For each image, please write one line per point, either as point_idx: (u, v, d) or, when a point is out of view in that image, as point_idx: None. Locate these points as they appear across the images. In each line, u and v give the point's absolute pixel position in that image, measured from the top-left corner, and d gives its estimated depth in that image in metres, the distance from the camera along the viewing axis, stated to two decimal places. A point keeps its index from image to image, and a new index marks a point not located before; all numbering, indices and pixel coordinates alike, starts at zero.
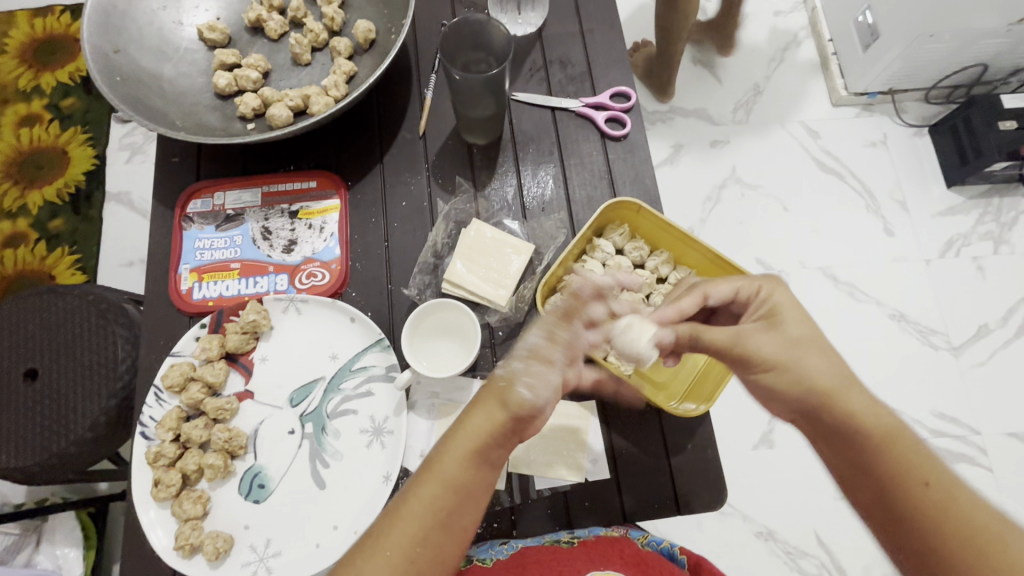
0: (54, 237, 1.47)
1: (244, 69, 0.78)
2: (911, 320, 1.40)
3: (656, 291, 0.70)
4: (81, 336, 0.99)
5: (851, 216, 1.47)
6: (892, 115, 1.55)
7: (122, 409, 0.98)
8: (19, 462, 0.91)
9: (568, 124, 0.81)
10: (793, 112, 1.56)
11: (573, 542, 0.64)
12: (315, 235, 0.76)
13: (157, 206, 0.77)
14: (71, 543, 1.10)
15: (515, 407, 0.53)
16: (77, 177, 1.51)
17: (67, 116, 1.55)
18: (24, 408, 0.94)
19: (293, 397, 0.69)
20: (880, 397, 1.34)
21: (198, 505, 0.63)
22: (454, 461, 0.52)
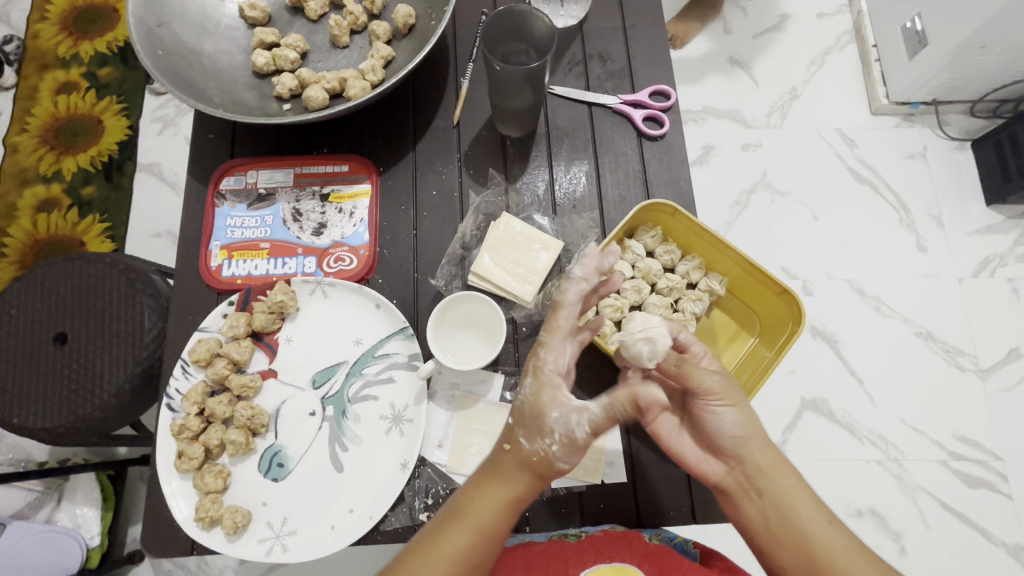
0: (85, 204, 1.50)
1: (283, 49, 0.78)
2: (938, 339, 1.36)
3: (685, 297, 0.69)
4: (110, 304, 1.01)
5: (883, 229, 1.43)
6: (933, 127, 1.50)
7: (146, 379, 1.00)
8: (48, 423, 0.95)
9: (604, 121, 0.79)
10: (831, 119, 1.52)
11: (580, 537, 0.63)
12: (345, 220, 0.76)
13: (191, 181, 0.78)
14: (90, 503, 1.14)
15: (534, 467, 0.56)
16: (110, 147, 1.54)
17: (104, 85, 1.57)
18: (55, 370, 0.97)
19: (316, 378, 0.69)
20: (899, 416, 1.32)
21: (219, 479, 0.64)
22: (490, 510, 0.56)
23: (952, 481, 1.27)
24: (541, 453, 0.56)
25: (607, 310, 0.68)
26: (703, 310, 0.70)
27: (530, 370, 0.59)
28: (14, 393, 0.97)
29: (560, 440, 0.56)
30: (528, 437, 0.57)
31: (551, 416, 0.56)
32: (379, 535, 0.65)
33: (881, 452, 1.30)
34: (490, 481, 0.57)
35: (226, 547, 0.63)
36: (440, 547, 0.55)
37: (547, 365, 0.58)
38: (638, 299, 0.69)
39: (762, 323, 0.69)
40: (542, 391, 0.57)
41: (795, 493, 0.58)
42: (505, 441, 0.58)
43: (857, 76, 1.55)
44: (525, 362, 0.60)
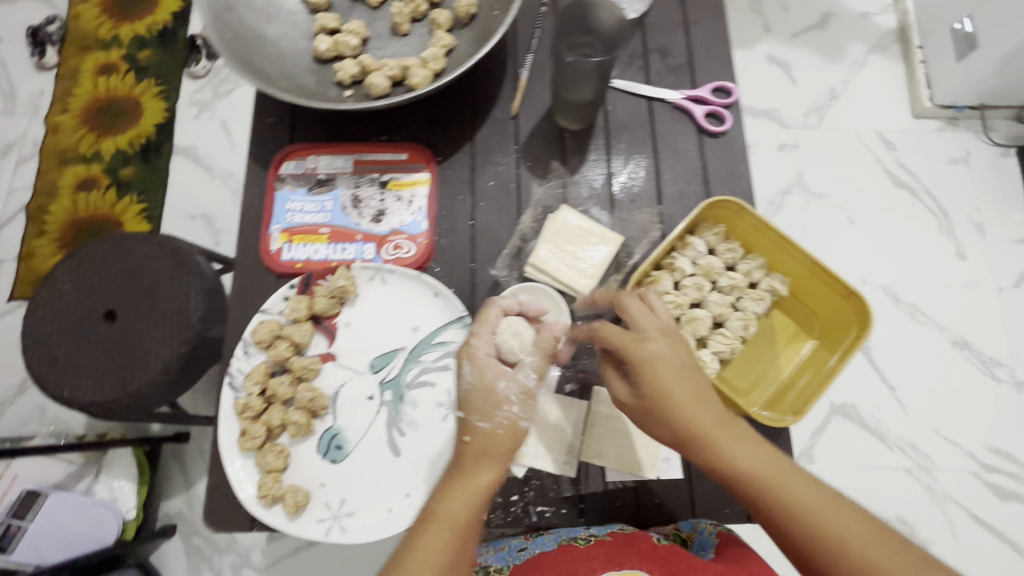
0: (123, 184, 1.52)
1: (345, 36, 0.79)
2: (974, 349, 1.34)
3: (746, 296, 0.68)
4: (158, 284, 1.02)
5: (921, 235, 1.41)
6: (978, 132, 1.46)
7: (191, 356, 1.02)
8: (99, 397, 0.97)
9: (664, 116, 0.79)
10: (872, 121, 1.48)
11: (589, 540, 0.61)
12: (403, 207, 0.76)
13: (252, 164, 0.78)
14: (127, 477, 1.17)
15: (498, 448, 0.54)
16: (147, 129, 1.55)
17: (143, 68, 1.59)
18: (105, 345, 0.99)
19: (375, 362, 0.70)
20: (932, 425, 1.30)
21: (280, 458, 0.65)
22: (464, 504, 0.51)
23: (983, 493, 1.26)
24: (506, 423, 0.55)
25: (667, 306, 0.68)
26: (763, 310, 0.69)
27: (464, 358, 0.59)
28: (66, 367, 0.99)
29: (518, 400, 0.56)
30: (483, 416, 0.56)
31: (501, 385, 0.57)
32: None
33: (912, 461, 1.28)
34: (457, 479, 0.53)
35: (287, 525, 0.64)
36: (418, 557, 0.48)
37: (480, 348, 0.59)
38: (698, 296, 0.68)
39: (821, 325, 0.68)
40: (485, 370, 0.58)
41: (783, 478, 0.49)
42: (464, 435, 0.55)
43: (901, 78, 1.51)
44: (458, 354, 0.60)
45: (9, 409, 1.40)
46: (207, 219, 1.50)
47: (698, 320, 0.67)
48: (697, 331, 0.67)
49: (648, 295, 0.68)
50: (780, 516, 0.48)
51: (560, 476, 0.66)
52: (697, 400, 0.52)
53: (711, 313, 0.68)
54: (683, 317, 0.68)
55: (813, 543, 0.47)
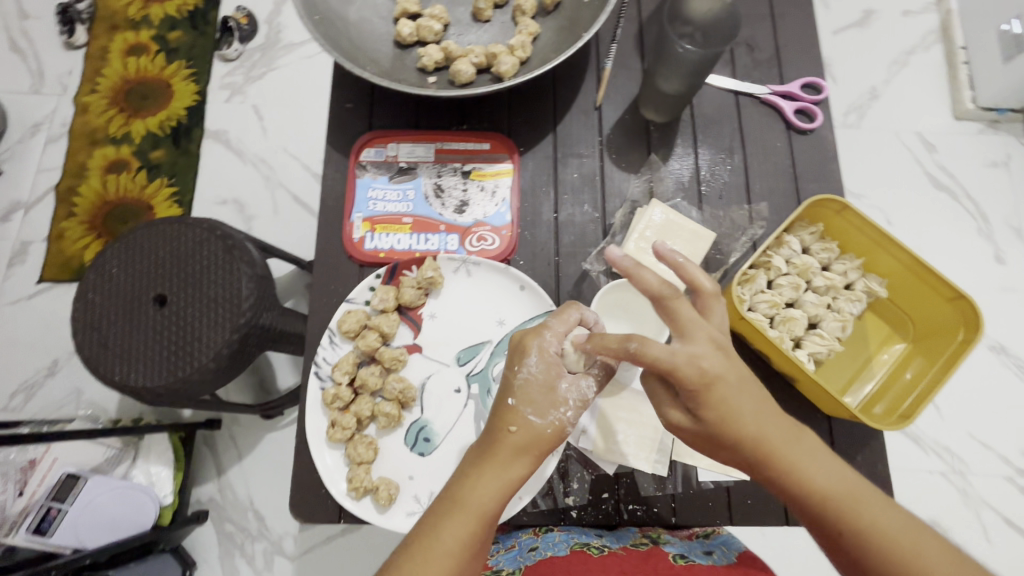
0: (154, 167, 1.43)
1: (428, 20, 0.76)
2: (1012, 354, 1.30)
3: (841, 297, 0.68)
4: (209, 269, 0.90)
5: (961, 238, 1.37)
6: (1019, 136, 1.43)
7: (244, 344, 0.89)
8: (148, 382, 0.86)
9: (752, 111, 0.77)
10: (912, 121, 1.44)
11: (602, 551, 0.63)
12: (487, 198, 0.75)
13: (331, 150, 0.77)
14: (164, 462, 1.10)
15: (542, 444, 0.52)
16: (179, 111, 1.46)
17: (173, 49, 1.50)
18: (152, 332, 0.87)
19: (461, 356, 0.69)
20: (967, 429, 1.26)
21: (370, 450, 0.64)
22: (492, 497, 0.50)
23: (1018, 498, 1.22)
24: (555, 424, 0.53)
25: (763, 305, 0.66)
26: (858, 311, 0.69)
27: (532, 350, 0.55)
28: (112, 352, 0.88)
29: (574, 406, 0.55)
30: (538, 413, 0.53)
31: (563, 388, 0.55)
32: (525, 517, 0.66)
33: (946, 464, 1.24)
34: (487, 465, 0.51)
35: (378, 518, 0.63)
36: (440, 541, 0.48)
37: (551, 346, 0.55)
38: (794, 296, 0.68)
39: (918, 328, 0.67)
40: (551, 368, 0.55)
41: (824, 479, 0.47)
42: (510, 424, 0.53)
43: (942, 78, 1.47)
44: (525, 345, 0.55)
45: (41, 391, 1.30)
46: (240, 205, 1.42)
47: (794, 320, 0.66)
48: (792, 331, 0.66)
49: (744, 293, 0.67)
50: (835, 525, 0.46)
51: (653, 474, 0.66)
52: (747, 400, 0.50)
53: (807, 314, 0.67)
54: (778, 317, 0.67)
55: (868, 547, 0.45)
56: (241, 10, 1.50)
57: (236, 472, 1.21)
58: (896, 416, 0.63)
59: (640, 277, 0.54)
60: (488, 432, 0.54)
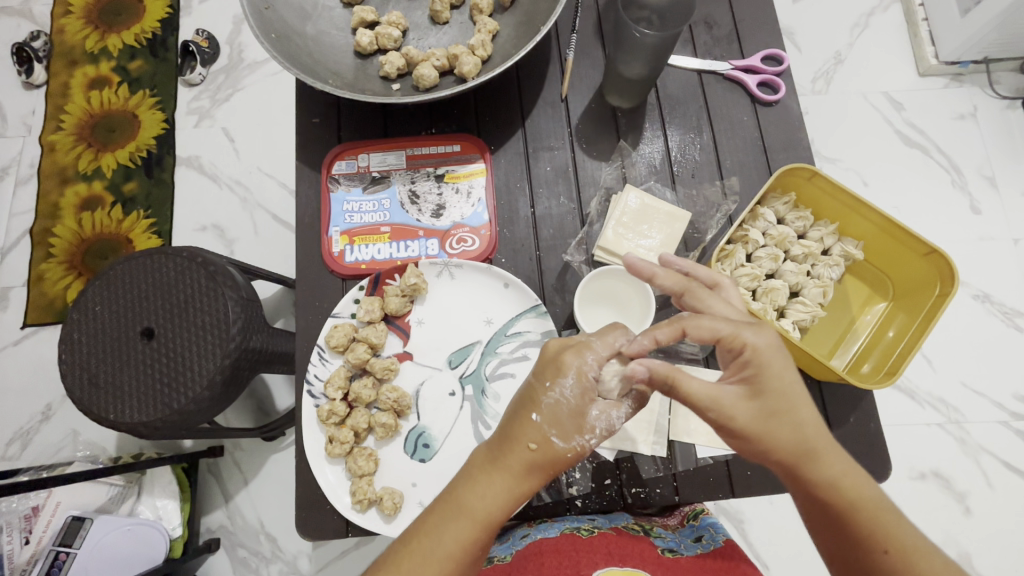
0: (128, 200, 1.41)
1: (386, 27, 0.76)
2: (996, 301, 1.32)
3: (819, 263, 0.69)
4: (193, 297, 0.89)
5: (936, 193, 1.39)
6: (983, 86, 1.45)
7: (238, 369, 0.89)
8: (142, 417, 0.85)
9: (716, 88, 0.78)
10: (878, 82, 1.46)
11: (593, 531, 0.65)
12: (463, 200, 0.75)
13: (302, 167, 0.77)
14: (169, 495, 1.10)
15: (558, 463, 0.53)
16: (148, 141, 1.45)
17: (135, 79, 1.48)
18: (142, 367, 0.87)
19: (452, 359, 0.69)
20: (959, 378, 1.28)
21: (371, 462, 0.64)
22: (496, 506, 0.51)
23: (1014, 441, 1.25)
24: (577, 449, 0.53)
25: (744, 279, 0.67)
26: (838, 276, 0.69)
27: (570, 371, 0.53)
28: (105, 392, 0.87)
29: (600, 435, 0.54)
30: (562, 436, 0.52)
31: (592, 415, 0.54)
32: (531, 510, 0.68)
33: (943, 415, 1.26)
34: (498, 473, 0.52)
35: (384, 528, 0.64)
36: (440, 542, 0.49)
37: (590, 370, 0.54)
38: (774, 267, 0.69)
39: (897, 287, 0.69)
40: (585, 392, 0.54)
41: (851, 483, 0.50)
42: (530, 440, 0.52)
43: (903, 37, 1.49)
44: (562, 362, 0.54)
45: (37, 437, 1.28)
46: (219, 229, 1.40)
47: (776, 291, 0.67)
48: (775, 302, 0.67)
49: (724, 269, 0.68)
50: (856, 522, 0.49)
51: (653, 456, 0.67)
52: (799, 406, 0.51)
53: (787, 283, 0.68)
54: (760, 289, 0.68)
55: (880, 541, 0.48)
56: (200, 33, 1.48)
57: (243, 496, 1.20)
58: (881, 373, 0.64)
59: (664, 275, 0.57)
60: (502, 441, 0.53)
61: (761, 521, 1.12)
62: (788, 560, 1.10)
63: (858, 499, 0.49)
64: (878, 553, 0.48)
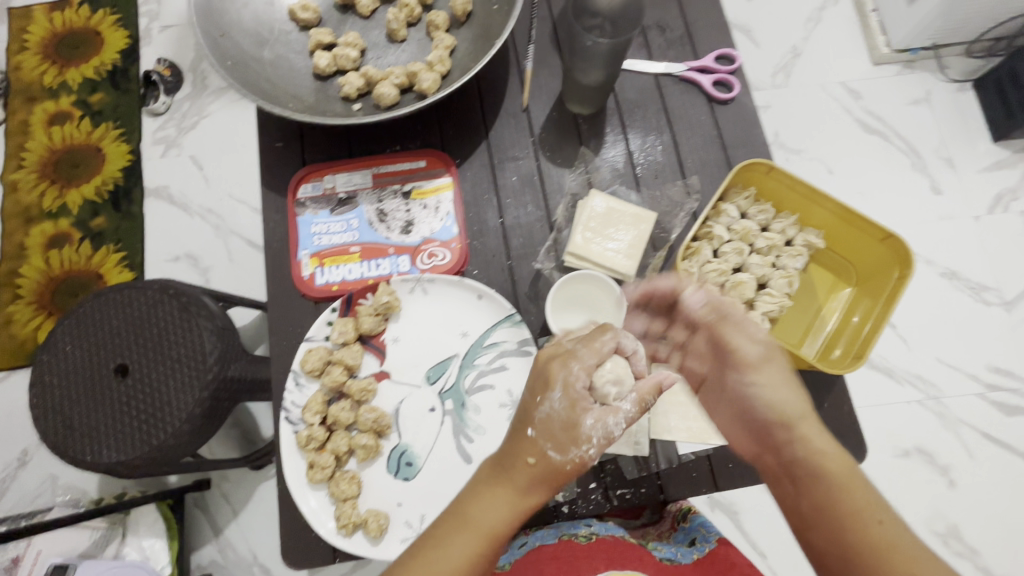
0: (97, 235, 1.39)
1: (343, 48, 0.77)
2: (963, 278, 1.36)
3: (784, 254, 0.70)
4: (168, 330, 0.87)
5: (898, 177, 1.43)
6: (934, 71, 1.50)
7: (218, 401, 0.88)
8: (121, 456, 0.83)
9: (673, 89, 0.80)
10: (835, 73, 1.50)
11: (591, 537, 0.64)
12: (431, 215, 0.76)
13: (268, 193, 0.76)
14: (156, 533, 1.06)
15: (561, 474, 0.52)
16: (114, 174, 1.42)
17: (97, 112, 1.46)
18: (118, 405, 0.85)
19: (430, 374, 0.69)
20: (934, 355, 1.32)
21: (354, 485, 0.64)
22: (501, 520, 0.51)
23: (991, 412, 1.28)
24: (576, 461, 0.53)
25: (712, 274, 0.69)
26: (802, 265, 0.71)
27: (558, 384, 0.54)
28: (81, 433, 0.85)
29: (598, 444, 0.54)
30: (558, 449, 0.52)
31: (587, 425, 0.53)
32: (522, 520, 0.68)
33: (921, 392, 1.30)
34: (499, 488, 0.52)
35: (372, 551, 0.63)
36: (445, 557, 0.49)
37: (578, 381, 0.54)
38: (739, 260, 0.70)
39: (860, 272, 0.71)
40: (574, 404, 0.54)
41: (838, 458, 0.50)
42: (528, 454, 0.52)
43: (855, 27, 1.54)
44: (550, 375, 0.54)
45: (14, 484, 1.24)
46: (193, 259, 1.38)
47: (744, 284, 0.69)
48: (744, 294, 0.69)
49: (692, 266, 0.69)
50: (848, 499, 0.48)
51: (635, 456, 0.67)
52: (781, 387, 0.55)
53: (755, 276, 0.69)
54: (729, 284, 0.69)
55: (871, 515, 0.47)
56: (162, 62, 1.46)
57: (233, 529, 1.18)
58: (851, 358, 0.65)
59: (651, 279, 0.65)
60: (502, 457, 0.53)
61: (756, 512, 1.13)
62: (784, 549, 1.11)
63: (845, 474, 0.49)
64: (870, 525, 0.46)
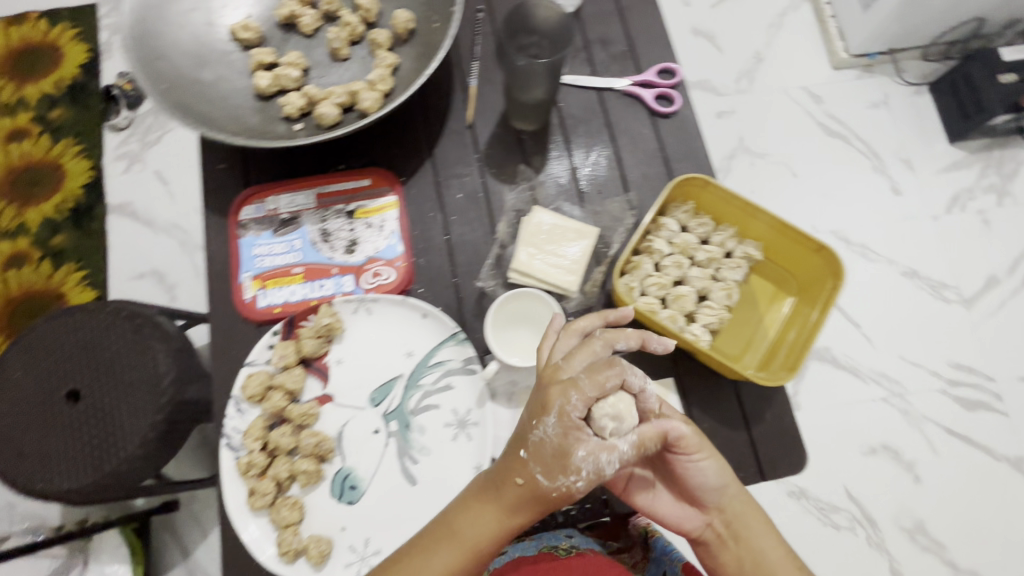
0: (57, 254, 1.36)
1: (284, 68, 0.76)
2: (923, 277, 1.39)
3: (724, 265, 0.71)
4: (121, 353, 0.86)
5: (860, 179, 1.45)
6: (892, 75, 1.52)
7: (174, 424, 0.86)
8: (72, 484, 0.81)
9: (616, 104, 0.80)
10: (798, 77, 1.52)
11: (570, 551, 0.67)
12: (376, 233, 0.75)
13: (210, 215, 0.76)
14: (120, 559, 1.04)
15: (546, 499, 0.54)
16: (75, 191, 1.40)
17: (57, 128, 1.43)
18: (69, 431, 0.83)
19: (375, 396, 0.69)
20: (898, 353, 1.34)
21: (295, 511, 0.63)
22: (486, 535, 0.56)
23: (953, 407, 1.31)
24: (562, 490, 0.53)
25: (653, 288, 0.70)
26: (742, 276, 0.72)
27: (553, 411, 0.53)
28: (29, 461, 0.83)
29: (586, 477, 0.54)
30: (545, 474, 0.54)
31: (578, 456, 0.53)
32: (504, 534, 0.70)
33: (886, 389, 1.31)
34: (488, 503, 0.56)
35: None
36: (429, 565, 0.55)
37: (575, 411, 0.53)
38: (680, 274, 0.71)
39: (799, 282, 0.72)
40: (568, 433, 0.53)
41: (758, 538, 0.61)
42: (518, 476, 0.55)
43: (816, 33, 1.56)
44: (547, 401, 0.53)
45: None
46: (160, 277, 1.33)
47: (684, 297, 0.70)
48: (684, 307, 0.70)
49: (632, 280, 0.70)
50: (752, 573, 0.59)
51: None
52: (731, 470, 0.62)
53: (695, 289, 0.70)
54: (669, 297, 0.70)
55: None
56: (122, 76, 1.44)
57: (201, 550, 1.16)
58: (789, 370, 0.67)
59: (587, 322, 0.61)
60: (494, 476, 0.56)
61: None
62: None
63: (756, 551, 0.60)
64: None
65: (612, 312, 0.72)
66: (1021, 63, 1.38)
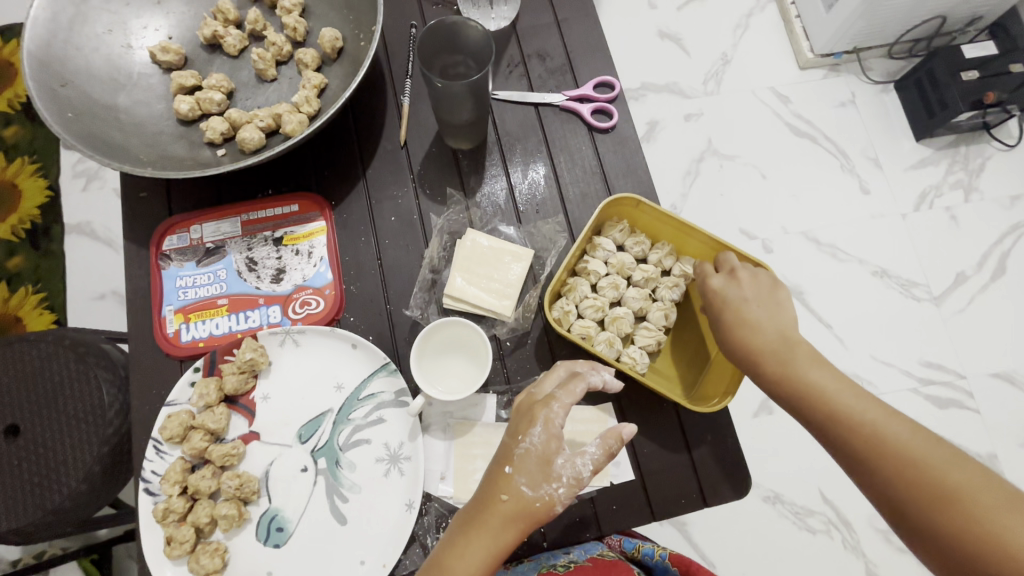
0: (13, 277, 1.30)
1: (206, 92, 0.73)
2: (893, 275, 1.38)
3: (661, 285, 0.70)
4: (61, 384, 0.81)
5: (827, 179, 1.44)
6: (858, 74, 1.51)
7: (122, 455, 0.82)
8: (9, 524, 0.76)
9: (553, 120, 0.78)
10: (764, 78, 1.50)
11: (570, 567, 0.63)
12: (304, 261, 0.73)
13: (130, 245, 0.73)
14: None
15: (531, 513, 0.53)
16: (31, 212, 1.34)
17: (10, 146, 1.37)
18: (4, 470, 0.77)
19: (302, 433, 0.66)
20: (869, 352, 1.33)
21: (216, 558, 0.61)
22: (478, 569, 0.51)
23: (925, 406, 1.30)
24: (545, 498, 0.53)
25: (589, 310, 0.69)
26: (681, 295, 0.71)
27: (538, 420, 0.55)
28: None
29: (568, 483, 0.54)
30: (530, 485, 0.53)
31: (558, 463, 0.54)
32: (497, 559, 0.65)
33: None
34: (476, 534, 0.53)
35: None
36: None
37: (557, 418, 0.55)
38: (617, 294, 0.70)
39: None
40: (552, 440, 0.55)
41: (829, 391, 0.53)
42: (503, 492, 0.54)
43: (780, 33, 1.54)
44: (532, 414, 0.56)
45: None
46: (120, 296, 1.32)
47: (621, 319, 0.69)
48: (621, 330, 0.69)
49: (568, 303, 0.69)
50: (844, 436, 0.51)
51: None
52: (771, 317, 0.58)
53: (631, 310, 0.70)
54: (606, 319, 0.69)
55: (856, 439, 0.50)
56: None
57: None
58: (719, 398, 0.66)
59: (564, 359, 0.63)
60: (479, 500, 0.55)
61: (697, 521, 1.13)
62: (731, 556, 1.15)
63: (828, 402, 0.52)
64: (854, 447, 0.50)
65: (548, 335, 0.69)
66: (983, 60, 1.34)
